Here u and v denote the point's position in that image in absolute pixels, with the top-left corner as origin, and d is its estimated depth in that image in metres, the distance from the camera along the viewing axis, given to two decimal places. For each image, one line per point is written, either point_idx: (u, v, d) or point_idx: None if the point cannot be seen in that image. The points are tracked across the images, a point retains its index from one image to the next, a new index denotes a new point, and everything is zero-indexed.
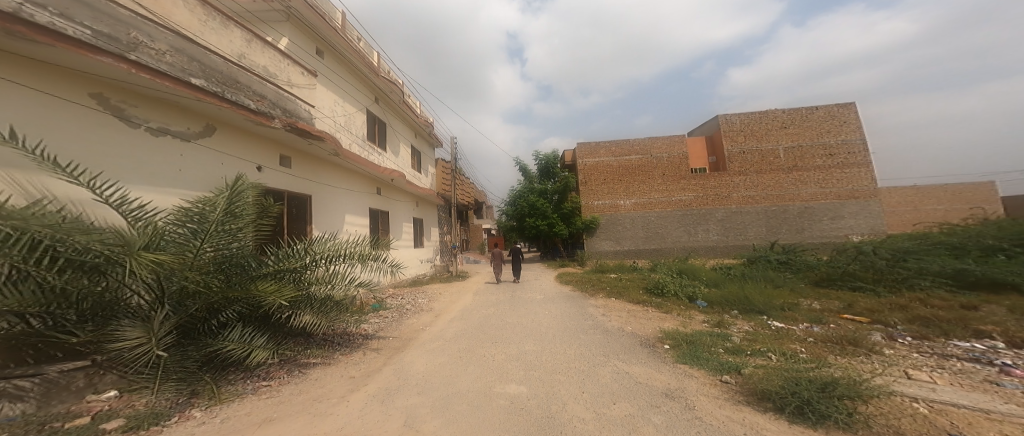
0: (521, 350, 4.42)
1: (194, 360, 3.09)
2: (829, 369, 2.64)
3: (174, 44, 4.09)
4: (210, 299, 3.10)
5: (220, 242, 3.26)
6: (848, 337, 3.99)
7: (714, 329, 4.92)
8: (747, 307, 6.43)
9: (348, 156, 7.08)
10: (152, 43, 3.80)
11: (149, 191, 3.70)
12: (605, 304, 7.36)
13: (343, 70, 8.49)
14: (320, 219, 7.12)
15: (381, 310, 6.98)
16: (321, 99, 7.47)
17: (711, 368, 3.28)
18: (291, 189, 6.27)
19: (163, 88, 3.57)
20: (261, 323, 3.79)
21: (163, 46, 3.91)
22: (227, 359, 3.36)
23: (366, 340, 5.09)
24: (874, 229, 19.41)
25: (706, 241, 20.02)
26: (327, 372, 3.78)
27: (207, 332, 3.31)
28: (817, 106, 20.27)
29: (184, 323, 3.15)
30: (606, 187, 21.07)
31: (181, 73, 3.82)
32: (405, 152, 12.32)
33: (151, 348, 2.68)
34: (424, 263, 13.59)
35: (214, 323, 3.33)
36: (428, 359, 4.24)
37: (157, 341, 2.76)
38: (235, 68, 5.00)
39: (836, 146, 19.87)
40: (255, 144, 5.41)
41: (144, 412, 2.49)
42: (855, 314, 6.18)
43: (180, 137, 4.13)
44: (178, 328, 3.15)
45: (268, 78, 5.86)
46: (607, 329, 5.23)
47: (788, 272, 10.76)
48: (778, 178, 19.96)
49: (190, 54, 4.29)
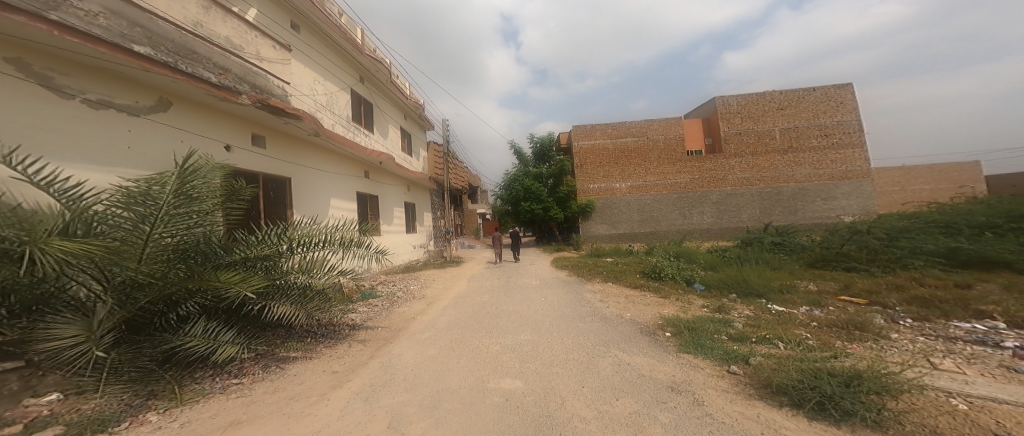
0: (516, 340, 4.23)
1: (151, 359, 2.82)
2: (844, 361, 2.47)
3: (110, 7, 3.56)
4: (165, 292, 2.75)
5: (173, 226, 2.84)
6: (854, 321, 3.86)
7: (715, 314, 4.79)
8: (746, 289, 6.34)
9: (330, 136, 6.65)
10: (80, 2, 3.23)
11: (86, 172, 3.28)
12: (603, 289, 7.24)
13: (322, 46, 7.89)
14: (301, 203, 6.75)
15: (371, 299, 6.76)
16: (297, 77, 6.93)
17: (716, 358, 3.12)
18: (267, 171, 5.85)
19: (99, 55, 3.10)
20: (229, 317, 3.50)
21: (94, 7, 3.34)
22: (191, 355, 3.09)
23: (353, 330, 4.85)
24: (865, 209, 19.58)
25: (701, 223, 20.02)
26: (308, 367, 3.55)
27: (164, 327, 3.00)
28: (813, 87, 20.01)
29: (138, 316, 2.84)
30: (601, 171, 20.77)
31: (122, 39, 3.33)
32: (395, 135, 11.81)
33: (93, 347, 2.38)
34: (416, 249, 13.30)
35: (172, 317, 3.02)
36: (418, 351, 4.03)
37: (99, 340, 2.47)
38: (190, 38, 4.45)
39: (832, 127, 19.76)
40: (221, 121, 4.96)
41: (90, 416, 2.23)
42: (853, 295, 6.14)
43: (126, 111, 3.68)
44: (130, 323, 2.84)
45: (232, 50, 5.29)
46: (605, 316, 5.07)
47: (783, 253, 10.76)
48: (773, 160, 19.87)
49: (131, 19, 3.76)
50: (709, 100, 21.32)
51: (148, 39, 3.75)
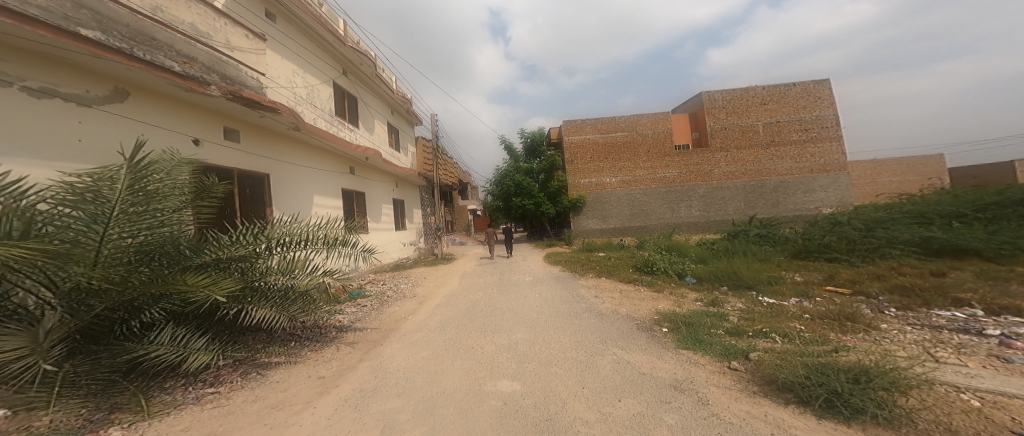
0: (512, 339, 4.13)
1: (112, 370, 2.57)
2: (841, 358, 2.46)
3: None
4: (124, 298, 2.50)
5: (130, 225, 2.57)
6: (845, 312, 3.91)
7: (709, 308, 4.80)
8: (736, 282, 6.43)
9: (311, 130, 6.33)
10: None
11: (27, 167, 2.95)
12: (596, 284, 7.20)
13: (300, 36, 7.47)
14: (281, 200, 6.42)
15: (359, 299, 6.53)
16: (273, 68, 6.53)
17: (716, 354, 3.08)
18: (242, 166, 5.52)
19: (39, 39, 2.76)
20: (201, 322, 3.26)
21: None
22: (159, 365, 2.85)
23: (341, 332, 4.64)
24: (843, 201, 20.32)
25: (689, 216, 20.35)
26: (292, 373, 3.35)
27: (126, 336, 2.75)
28: (794, 83, 20.50)
29: (94, 325, 2.59)
30: (591, 165, 20.80)
31: (66, 21, 2.98)
32: (381, 130, 11.44)
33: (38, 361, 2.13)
34: (405, 246, 13.02)
35: (135, 325, 2.77)
36: (410, 353, 3.88)
37: (46, 353, 2.21)
38: (148, 23, 4.06)
39: (811, 121, 20.35)
40: (188, 112, 4.61)
41: (42, 433, 2.00)
42: (838, 285, 6.30)
43: (75, 101, 3.33)
44: (86, 332, 2.59)
45: (198, 38, 4.87)
46: (601, 312, 5.02)
47: (768, 244, 11.02)
48: (757, 154, 20.34)
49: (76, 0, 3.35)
50: (695, 95, 21.57)
51: (98, 23, 3.37)
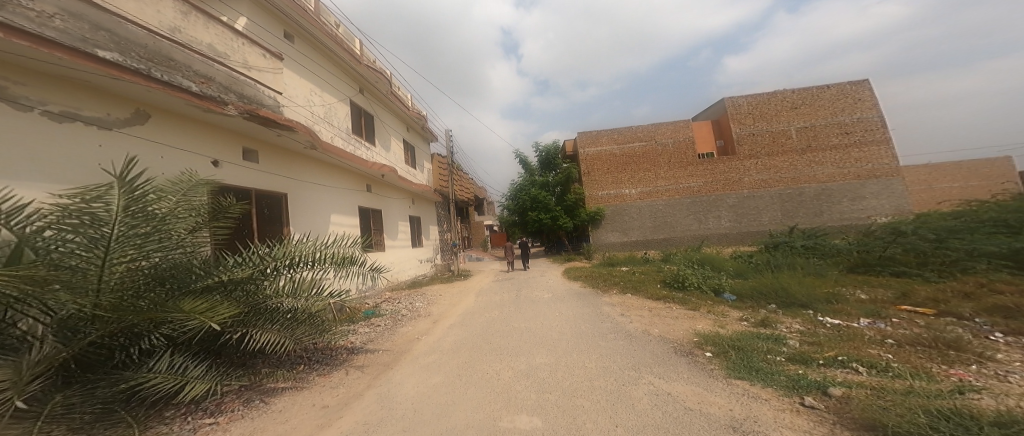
0: (532, 363, 3.69)
1: (100, 402, 2.09)
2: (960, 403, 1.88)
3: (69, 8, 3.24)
4: (123, 325, 2.20)
5: (134, 249, 2.31)
6: (946, 340, 3.31)
7: (759, 330, 4.18)
8: (786, 300, 5.69)
9: (327, 149, 6.41)
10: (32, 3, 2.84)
11: (28, 187, 2.83)
12: (622, 301, 6.62)
13: (318, 57, 7.75)
14: (298, 219, 6.43)
15: (373, 318, 6.31)
16: (291, 88, 6.75)
17: (782, 386, 2.55)
18: (259, 187, 5.56)
19: (60, 62, 2.81)
20: (202, 348, 2.97)
21: (49, 7, 2.97)
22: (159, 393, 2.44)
23: (352, 355, 4.36)
24: (897, 209, 18.49)
25: (718, 228, 19.18)
26: (296, 400, 2.97)
27: (125, 365, 2.39)
28: (827, 85, 19.40)
29: (89, 357, 2.25)
30: (610, 177, 20.24)
31: (83, 43, 3.06)
32: (398, 148, 11.61)
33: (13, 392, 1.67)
34: (423, 263, 12.91)
35: (134, 353, 2.42)
36: (421, 379, 3.51)
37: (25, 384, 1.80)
38: (167, 44, 4.21)
39: (852, 124, 19.01)
40: (207, 134, 4.68)
41: None
42: (915, 305, 5.43)
43: (96, 124, 3.38)
44: (78, 362, 2.23)
45: (215, 58, 5.05)
46: (631, 333, 4.49)
47: (815, 257, 10.00)
48: (791, 160, 19.10)
49: (94, 22, 3.44)
50: (717, 101, 20.82)
51: (116, 44, 3.50)
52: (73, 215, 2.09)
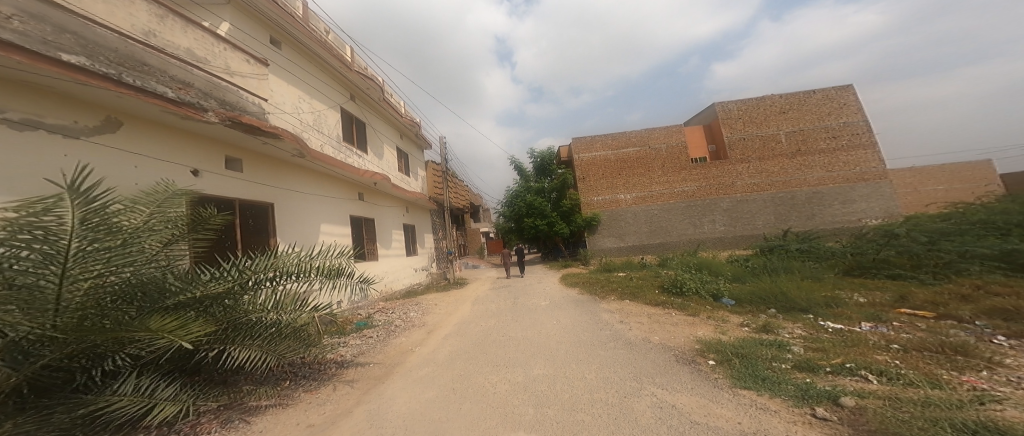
0: (529, 375, 3.55)
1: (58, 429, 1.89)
2: (969, 416, 1.81)
3: (29, 10, 3.12)
4: (82, 345, 2.04)
5: (97, 263, 2.15)
6: (953, 345, 3.24)
7: (761, 336, 4.09)
8: (786, 304, 5.63)
9: (317, 157, 6.29)
10: None
11: None
12: (620, 308, 6.51)
13: (307, 63, 7.65)
14: (285, 228, 6.25)
15: (365, 329, 6.10)
16: (278, 95, 6.63)
17: (791, 396, 2.45)
18: (244, 196, 5.40)
19: (19, 67, 2.68)
20: (174, 367, 2.78)
21: (7, 9, 2.85)
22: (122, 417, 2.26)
23: (341, 369, 4.17)
24: (888, 211, 18.78)
25: (714, 232, 19.26)
26: (279, 419, 2.78)
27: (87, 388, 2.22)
28: (814, 90, 19.80)
29: (45, 381, 2.08)
30: (605, 182, 20.28)
31: (45, 46, 2.89)
32: (391, 155, 11.49)
33: None
34: (418, 271, 12.69)
35: (96, 375, 2.25)
36: (412, 395, 3.33)
37: None
38: (140, 49, 4.10)
39: (840, 128, 19.37)
40: (186, 142, 4.53)
41: None
42: (914, 308, 5.40)
43: (61, 132, 3.22)
44: (32, 387, 2.05)
45: (194, 63, 4.93)
46: (630, 341, 4.37)
47: (811, 260, 10.02)
48: (783, 164, 19.33)
49: (58, 24, 3.31)
50: (708, 107, 21.12)
51: (83, 47, 3.33)
52: (22, 229, 1.81)
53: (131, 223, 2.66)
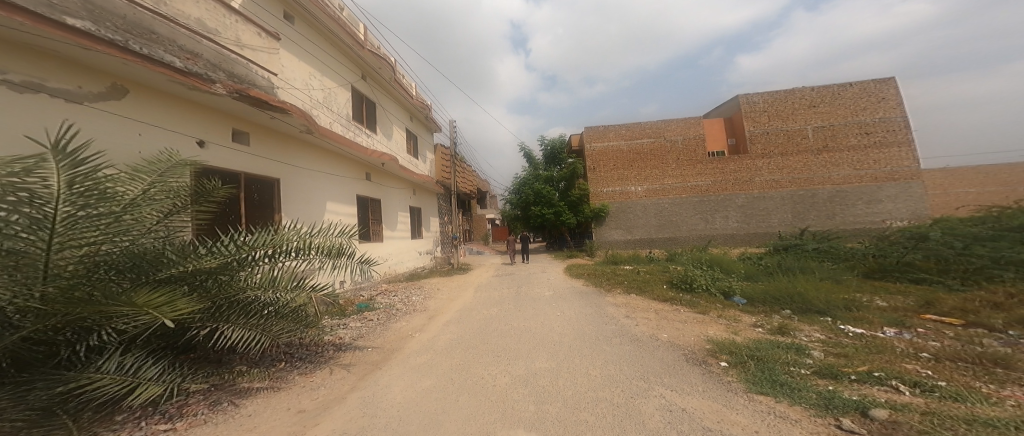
0: (530, 368, 3.42)
1: (31, 410, 1.83)
2: None
3: None
4: (66, 318, 1.93)
5: (86, 231, 2.01)
6: (991, 356, 2.98)
7: (777, 337, 3.88)
8: (802, 306, 5.37)
9: (325, 134, 6.11)
10: None
11: None
12: (626, 302, 6.33)
13: (319, 39, 7.44)
14: (290, 205, 6.18)
15: (366, 312, 6.06)
16: (289, 70, 6.47)
17: (813, 405, 2.25)
18: (249, 170, 5.30)
19: (22, 28, 2.53)
20: (162, 343, 2.71)
21: None
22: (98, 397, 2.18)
23: (339, 352, 4.11)
24: (916, 214, 18.03)
25: (726, 228, 18.79)
26: (269, 404, 2.70)
27: (69, 365, 2.15)
28: (849, 83, 18.78)
29: (24, 355, 2.00)
30: (616, 173, 19.82)
31: (50, 8, 2.72)
32: (400, 137, 11.31)
33: None
34: (422, 255, 12.66)
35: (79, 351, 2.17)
36: (409, 383, 3.22)
37: None
38: (148, 16, 3.93)
39: (874, 124, 18.40)
40: (192, 115, 4.42)
41: None
42: (942, 315, 5.11)
43: (64, 97, 3.12)
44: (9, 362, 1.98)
45: (204, 33, 4.77)
46: (637, 337, 4.20)
47: (828, 260, 9.65)
48: (806, 161, 18.57)
49: None
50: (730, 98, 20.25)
51: (89, 12, 3.17)
52: (3, 190, 1.65)
53: (128, 191, 2.53)
